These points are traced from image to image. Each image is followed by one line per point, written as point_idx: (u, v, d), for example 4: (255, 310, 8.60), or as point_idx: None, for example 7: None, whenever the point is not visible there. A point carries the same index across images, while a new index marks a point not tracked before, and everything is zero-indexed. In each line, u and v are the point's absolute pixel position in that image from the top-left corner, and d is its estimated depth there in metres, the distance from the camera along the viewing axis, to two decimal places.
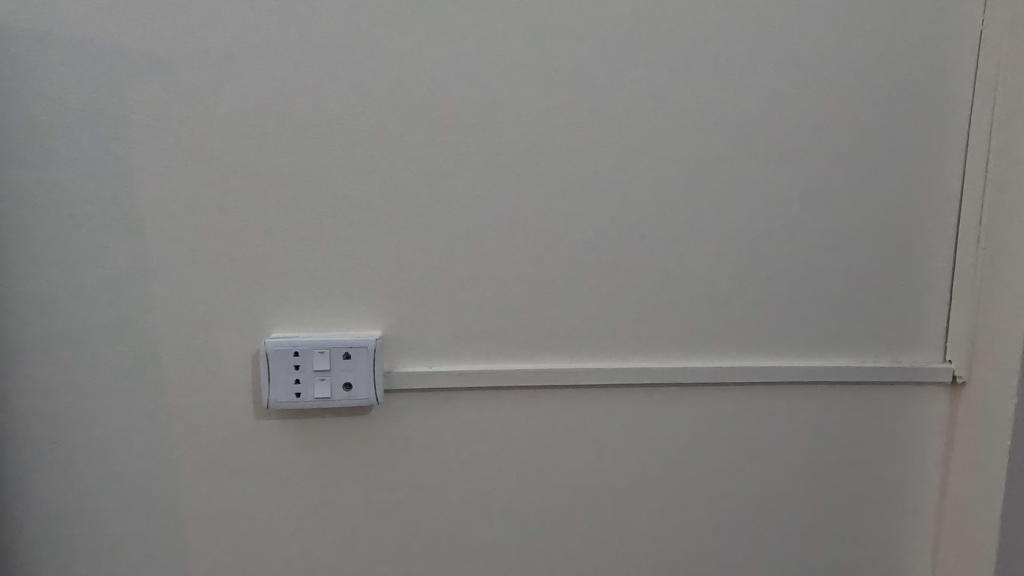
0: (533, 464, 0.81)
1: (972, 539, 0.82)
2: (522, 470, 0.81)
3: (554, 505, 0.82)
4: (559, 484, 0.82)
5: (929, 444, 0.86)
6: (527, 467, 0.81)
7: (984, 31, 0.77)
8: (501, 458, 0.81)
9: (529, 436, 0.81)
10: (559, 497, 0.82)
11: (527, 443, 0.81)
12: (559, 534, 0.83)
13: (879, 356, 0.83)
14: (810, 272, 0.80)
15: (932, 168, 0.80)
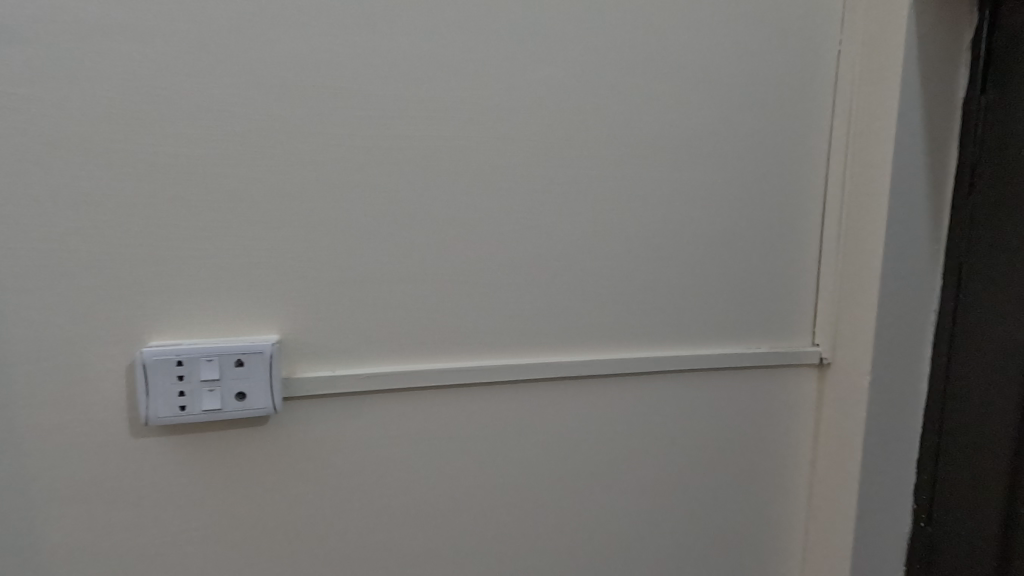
0: (444, 464, 0.80)
1: (836, 501, 0.93)
2: (435, 472, 0.80)
3: (466, 503, 0.82)
4: (471, 482, 0.82)
5: (801, 419, 0.96)
6: (439, 468, 0.80)
7: (842, 51, 0.87)
8: (411, 460, 0.79)
9: (440, 435, 0.80)
10: (471, 495, 0.82)
11: (439, 444, 0.80)
12: (472, 532, 0.83)
13: (760, 343, 0.91)
14: (701, 266, 0.86)
15: (800, 172, 0.89)
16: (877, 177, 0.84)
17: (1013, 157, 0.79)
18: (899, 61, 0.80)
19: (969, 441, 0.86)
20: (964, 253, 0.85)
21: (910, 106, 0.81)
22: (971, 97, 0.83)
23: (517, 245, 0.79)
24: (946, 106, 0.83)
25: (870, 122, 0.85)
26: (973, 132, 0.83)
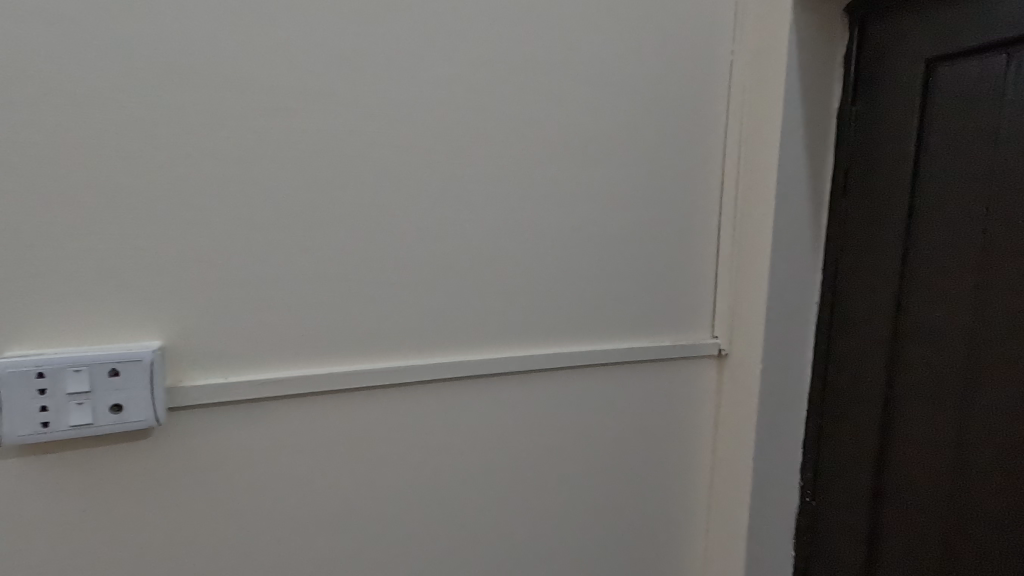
0: (352, 469, 0.78)
1: (734, 482, 0.99)
2: (342, 478, 0.77)
3: (377, 508, 0.80)
4: (382, 486, 0.80)
5: (703, 408, 1.01)
6: (346, 474, 0.77)
7: (733, 60, 0.93)
8: (316, 467, 0.76)
9: (347, 440, 0.77)
10: (382, 500, 0.80)
11: (348, 449, 0.77)
12: (383, 538, 0.81)
13: (664, 337, 0.96)
14: (606, 263, 0.89)
15: (698, 174, 0.94)
16: (764, 181, 0.90)
17: (877, 163, 0.87)
18: (781, 72, 0.87)
19: (845, 422, 0.94)
20: (839, 251, 0.93)
21: (791, 115, 0.88)
22: (843, 107, 0.91)
23: (427, 243, 0.78)
24: (823, 116, 0.91)
25: (758, 128, 0.91)
26: (845, 141, 0.91)
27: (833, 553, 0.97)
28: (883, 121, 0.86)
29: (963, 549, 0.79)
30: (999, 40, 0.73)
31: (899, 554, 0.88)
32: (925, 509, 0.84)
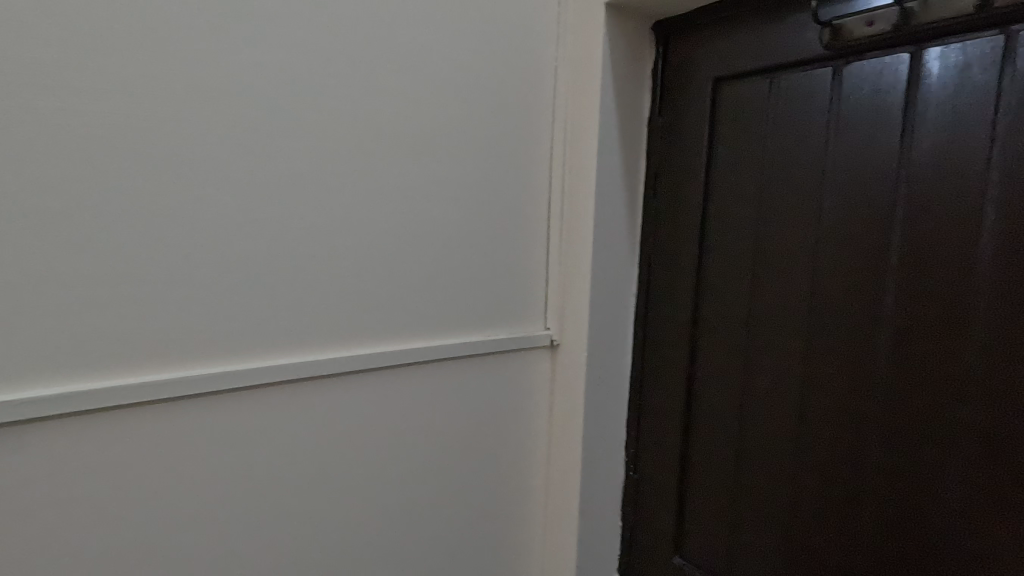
0: (158, 482, 0.73)
1: (566, 462, 1.07)
2: (146, 492, 0.72)
3: (190, 520, 0.76)
4: (195, 497, 0.76)
5: (537, 394, 1.08)
6: (151, 486, 0.73)
7: (557, 66, 0.99)
8: (113, 482, 0.70)
9: (150, 450, 0.72)
10: (196, 511, 0.76)
11: (154, 459, 0.72)
12: (199, 550, 0.77)
13: (498, 330, 1.00)
14: (436, 260, 0.92)
15: (528, 174, 0.99)
16: (584, 183, 0.98)
17: (677, 169, 0.98)
18: (595, 83, 0.94)
19: (658, 404, 1.04)
20: (651, 247, 1.03)
21: (607, 122, 0.95)
22: (653, 115, 1.01)
23: (241, 238, 0.75)
24: (635, 124, 1.00)
25: (577, 134, 0.99)
26: (654, 147, 1.01)
27: (651, 522, 1.07)
28: (682, 131, 0.97)
29: (745, 511, 0.91)
30: (764, 66, 0.85)
31: (700, 520, 0.99)
32: (718, 478, 0.95)
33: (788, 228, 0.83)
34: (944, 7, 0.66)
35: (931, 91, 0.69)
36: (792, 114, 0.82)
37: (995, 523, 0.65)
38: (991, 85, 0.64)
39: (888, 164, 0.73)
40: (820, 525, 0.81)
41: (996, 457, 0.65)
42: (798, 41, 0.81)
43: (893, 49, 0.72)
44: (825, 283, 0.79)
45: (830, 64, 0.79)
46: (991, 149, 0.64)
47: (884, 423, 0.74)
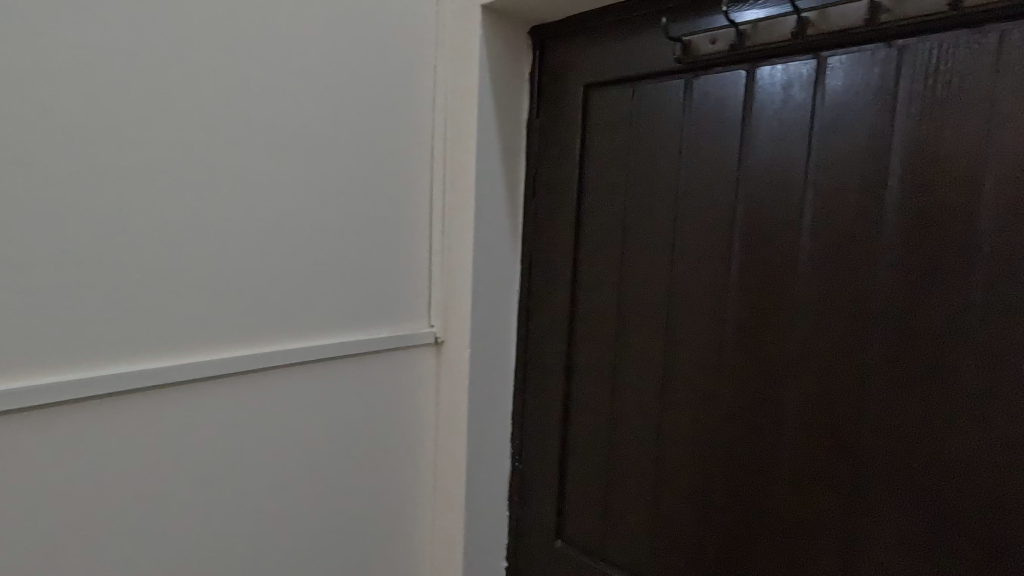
0: None
1: (451, 458, 1.08)
2: None
3: (20, 546, 0.68)
4: (27, 520, 0.68)
5: (423, 392, 1.07)
6: None
7: (435, 66, 1.00)
8: None
9: None
10: (28, 535, 0.68)
11: None
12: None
13: (379, 329, 0.99)
14: (311, 258, 0.89)
15: (408, 172, 1.00)
16: (465, 181, 1.00)
17: (554, 170, 1.02)
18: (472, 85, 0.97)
19: (540, 396, 1.08)
20: (531, 245, 1.07)
21: (484, 123, 0.98)
22: (532, 117, 1.05)
23: (80, 233, 0.69)
24: (514, 126, 1.04)
25: (457, 134, 1.01)
26: (532, 149, 1.05)
27: (534, 511, 1.11)
28: (557, 134, 1.01)
29: (617, 492, 0.98)
30: (627, 75, 0.91)
31: (578, 505, 1.04)
32: (594, 464, 1.01)
33: (650, 227, 0.91)
34: (769, 33, 0.76)
35: (762, 106, 0.78)
36: (652, 122, 0.89)
37: (814, 484, 0.75)
38: (805, 104, 0.75)
39: (729, 171, 0.82)
40: (679, 498, 0.89)
41: (814, 428, 0.75)
42: (655, 54, 0.88)
43: (731, 67, 0.81)
44: (682, 278, 0.87)
45: (681, 77, 0.86)
46: (805, 160, 0.75)
47: (729, 404, 0.83)
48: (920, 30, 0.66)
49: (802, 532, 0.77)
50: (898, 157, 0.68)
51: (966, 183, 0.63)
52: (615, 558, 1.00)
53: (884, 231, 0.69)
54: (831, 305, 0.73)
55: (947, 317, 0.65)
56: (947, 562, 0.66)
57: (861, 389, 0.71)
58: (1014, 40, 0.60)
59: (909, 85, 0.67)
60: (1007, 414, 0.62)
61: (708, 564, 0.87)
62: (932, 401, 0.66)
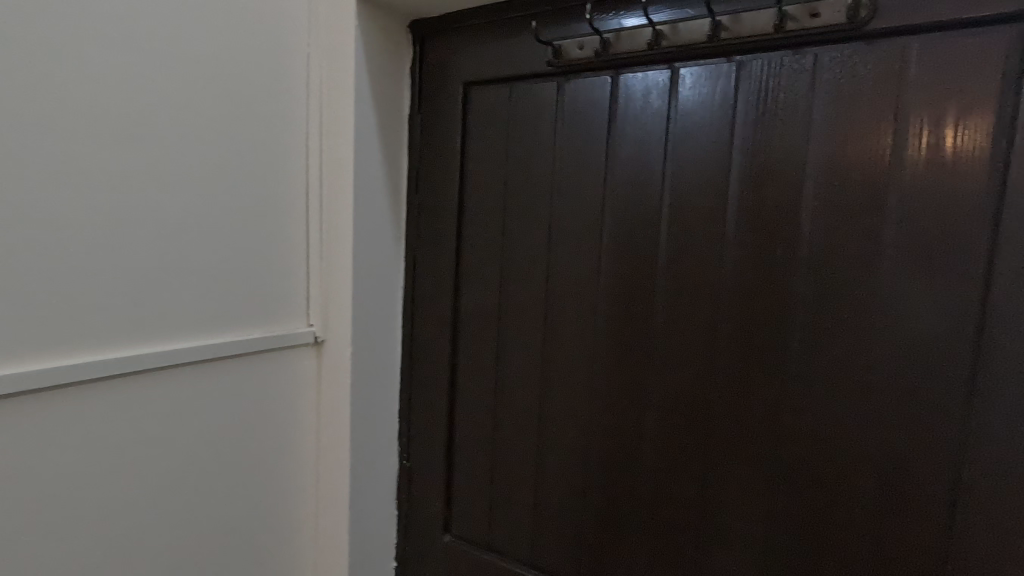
0: None
1: (334, 461, 1.05)
2: None
3: None
4: None
5: (302, 395, 1.03)
6: None
7: (310, 54, 0.96)
8: None
9: None
10: None
11: None
12: None
13: (251, 330, 0.94)
14: (170, 255, 0.83)
15: (281, 163, 0.95)
16: (344, 175, 0.98)
17: (436, 166, 1.02)
18: (349, 77, 0.95)
19: (427, 394, 1.07)
20: (415, 241, 1.06)
21: (362, 117, 0.96)
22: (413, 112, 1.04)
23: None
24: (395, 120, 1.02)
25: (334, 126, 0.98)
26: (414, 144, 1.04)
27: (422, 509, 1.10)
28: (439, 130, 1.01)
29: (503, 483, 1.00)
30: (504, 75, 0.94)
31: (465, 498, 1.05)
32: (480, 458, 1.03)
33: (528, 225, 0.94)
34: (630, 42, 0.82)
35: (625, 111, 0.84)
36: (529, 122, 0.92)
37: (675, 461, 0.83)
38: (662, 110, 0.81)
39: (598, 171, 0.86)
40: (560, 484, 0.94)
41: (674, 410, 0.82)
42: (530, 56, 0.91)
43: (598, 73, 0.86)
44: (558, 274, 0.91)
45: (554, 79, 0.90)
46: (664, 163, 0.81)
47: (602, 391, 0.88)
48: (753, 49, 0.74)
49: (667, 505, 0.84)
50: (738, 163, 0.76)
51: (789, 188, 0.72)
52: (501, 547, 1.02)
53: (727, 230, 0.77)
54: (686, 297, 0.80)
55: (777, 306, 0.74)
56: (781, 521, 0.75)
57: (712, 373, 0.79)
58: (823, 63, 0.70)
59: (745, 98, 0.75)
60: (823, 388, 0.72)
61: (587, 543, 0.92)
62: (766, 380, 0.75)
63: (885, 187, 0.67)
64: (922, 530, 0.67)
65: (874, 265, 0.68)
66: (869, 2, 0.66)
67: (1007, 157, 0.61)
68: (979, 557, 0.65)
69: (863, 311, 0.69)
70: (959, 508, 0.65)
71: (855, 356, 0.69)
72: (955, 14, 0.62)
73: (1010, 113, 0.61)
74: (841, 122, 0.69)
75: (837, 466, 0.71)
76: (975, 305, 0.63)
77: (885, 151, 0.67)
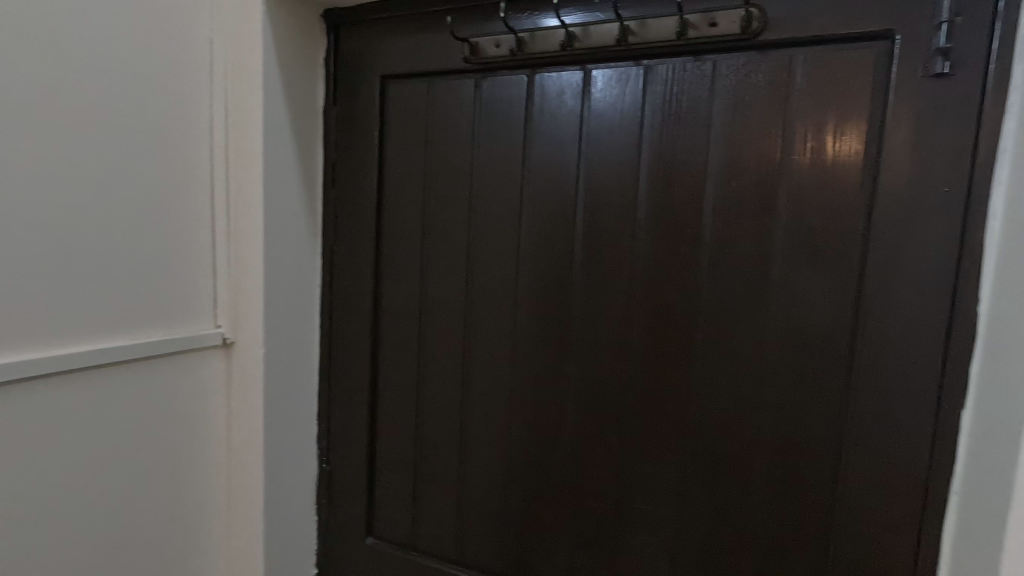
0: None
1: (246, 468, 1.00)
2: None
3: None
4: None
5: (210, 400, 0.98)
6: None
7: (212, 39, 0.92)
8: None
9: None
10: None
11: None
12: None
13: (149, 332, 0.87)
14: (51, 251, 0.76)
15: (182, 155, 0.89)
16: (252, 168, 0.93)
17: (352, 160, 1.00)
18: (256, 65, 0.91)
19: (346, 394, 1.05)
20: (331, 237, 1.03)
21: (272, 107, 0.92)
22: (328, 105, 1.01)
23: None
24: (307, 112, 0.99)
25: (241, 116, 0.93)
26: (329, 137, 1.01)
27: (344, 512, 1.07)
28: (355, 123, 0.99)
29: (426, 482, 1.00)
30: (421, 69, 0.93)
31: (388, 498, 1.04)
32: (402, 457, 1.01)
33: (447, 221, 0.93)
34: (544, 43, 0.83)
35: (541, 110, 0.85)
36: (447, 117, 0.92)
37: (592, 450, 0.86)
38: (576, 110, 0.83)
39: (516, 168, 0.87)
40: (483, 479, 0.94)
41: (591, 401, 0.85)
42: (447, 52, 0.90)
43: (515, 71, 0.87)
44: (478, 270, 0.91)
45: (471, 76, 0.90)
46: (578, 162, 0.83)
47: (523, 385, 0.90)
48: (658, 54, 0.77)
49: (585, 493, 0.87)
50: (646, 163, 0.79)
51: (693, 187, 0.76)
52: (425, 546, 1.01)
53: (638, 227, 0.80)
54: (601, 291, 0.83)
55: (683, 299, 0.78)
56: (689, 500, 0.80)
57: (625, 364, 0.82)
58: (721, 70, 0.74)
59: (652, 101, 0.78)
60: (724, 375, 0.77)
61: (510, 535, 0.93)
62: (676, 369, 0.79)
63: (776, 187, 0.72)
64: (810, 500, 0.74)
65: (766, 259, 0.73)
66: (759, 14, 0.71)
67: (877, 161, 0.67)
68: (859, 524, 0.71)
69: (757, 302, 0.74)
70: (841, 480, 0.71)
71: (751, 344, 0.75)
72: (832, 28, 0.68)
73: (879, 121, 0.67)
74: (737, 126, 0.74)
75: (737, 446, 0.77)
76: (852, 295, 0.70)
77: (775, 154, 0.72)
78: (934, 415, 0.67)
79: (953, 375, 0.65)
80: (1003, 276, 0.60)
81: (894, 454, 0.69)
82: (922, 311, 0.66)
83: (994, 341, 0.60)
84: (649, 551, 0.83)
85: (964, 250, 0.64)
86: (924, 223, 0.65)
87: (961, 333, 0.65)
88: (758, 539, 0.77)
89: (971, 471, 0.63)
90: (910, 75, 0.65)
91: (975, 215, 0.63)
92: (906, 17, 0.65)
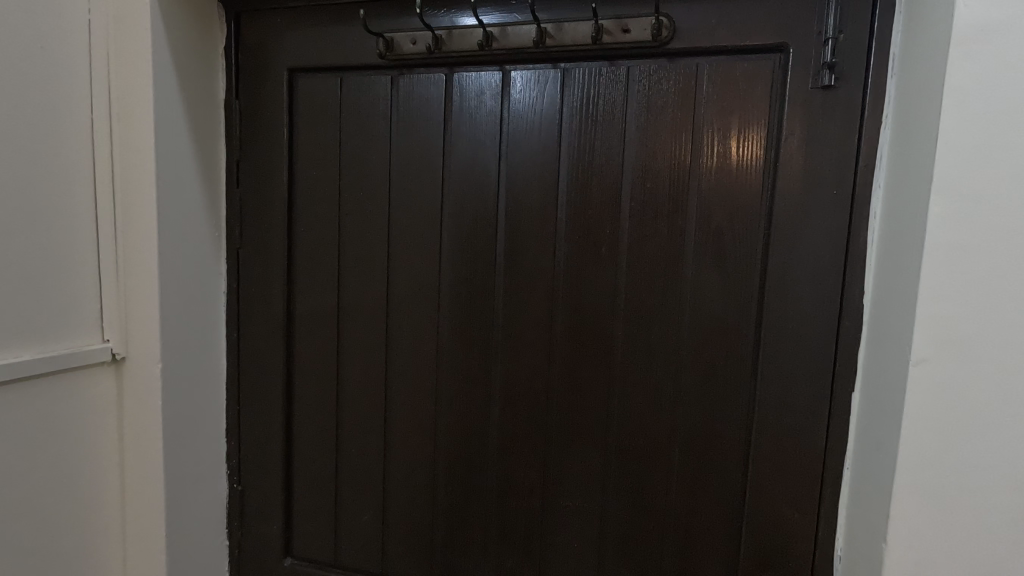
0: None
1: (145, 495, 0.91)
2: None
3: None
4: None
5: (98, 422, 0.88)
6: None
7: (92, 20, 0.82)
8: None
9: None
10: None
11: None
12: None
13: (20, 351, 0.77)
14: None
15: (58, 149, 0.79)
16: (142, 165, 0.85)
17: (258, 158, 0.93)
18: (145, 50, 0.82)
19: (258, 406, 0.98)
20: (237, 241, 0.96)
21: (165, 97, 0.84)
22: (230, 98, 0.94)
23: None
24: (206, 105, 0.91)
25: (127, 108, 0.84)
26: (232, 133, 0.94)
27: (258, 535, 1.00)
28: (260, 118, 0.92)
29: (349, 494, 0.95)
30: (334, 64, 0.89)
31: (308, 515, 0.98)
32: (321, 471, 0.96)
33: (365, 221, 0.90)
34: (461, 41, 0.82)
35: (460, 110, 0.84)
36: (361, 115, 0.88)
37: (519, 451, 0.86)
38: (495, 111, 0.83)
39: (435, 168, 0.86)
40: (410, 487, 0.92)
41: (516, 402, 0.85)
42: (360, 46, 0.87)
43: (432, 69, 0.85)
44: (398, 272, 0.89)
45: (387, 73, 0.87)
46: (498, 162, 0.83)
47: (449, 387, 0.88)
48: (574, 57, 0.79)
49: (513, 494, 0.87)
50: (565, 165, 0.80)
51: (610, 189, 0.79)
52: (349, 563, 0.97)
53: (558, 228, 0.81)
54: (524, 291, 0.83)
55: (603, 298, 0.80)
56: (613, 494, 0.82)
57: (549, 364, 0.83)
58: (634, 75, 0.77)
59: (570, 104, 0.79)
60: (643, 371, 0.80)
61: (437, 543, 0.91)
62: (600, 367, 0.81)
63: (686, 189, 0.76)
64: (723, 485, 0.78)
65: (679, 259, 0.77)
66: (669, 23, 0.74)
67: (775, 166, 0.73)
68: (767, 505, 0.76)
69: (673, 300, 0.78)
70: (750, 464, 0.76)
71: (667, 341, 0.78)
72: (733, 39, 0.72)
73: (776, 128, 0.72)
74: (650, 131, 0.77)
75: (656, 438, 0.80)
76: (756, 292, 0.75)
77: (685, 158, 0.76)
78: (828, 399, 0.73)
79: (843, 362, 0.71)
80: (883, 271, 0.66)
81: (796, 437, 0.74)
82: (817, 304, 0.72)
83: (877, 331, 0.67)
84: (576, 546, 0.85)
85: (850, 249, 0.70)
86: (817, 223, 0.71)
87: (849, 323, 0.71)
88: (677, 525, 0.80)
89: (861, 450, 0.69)
90: (803, 86, 0.70)
91: (859, 216, 0.69)
92: (798, 32, 0.70)
